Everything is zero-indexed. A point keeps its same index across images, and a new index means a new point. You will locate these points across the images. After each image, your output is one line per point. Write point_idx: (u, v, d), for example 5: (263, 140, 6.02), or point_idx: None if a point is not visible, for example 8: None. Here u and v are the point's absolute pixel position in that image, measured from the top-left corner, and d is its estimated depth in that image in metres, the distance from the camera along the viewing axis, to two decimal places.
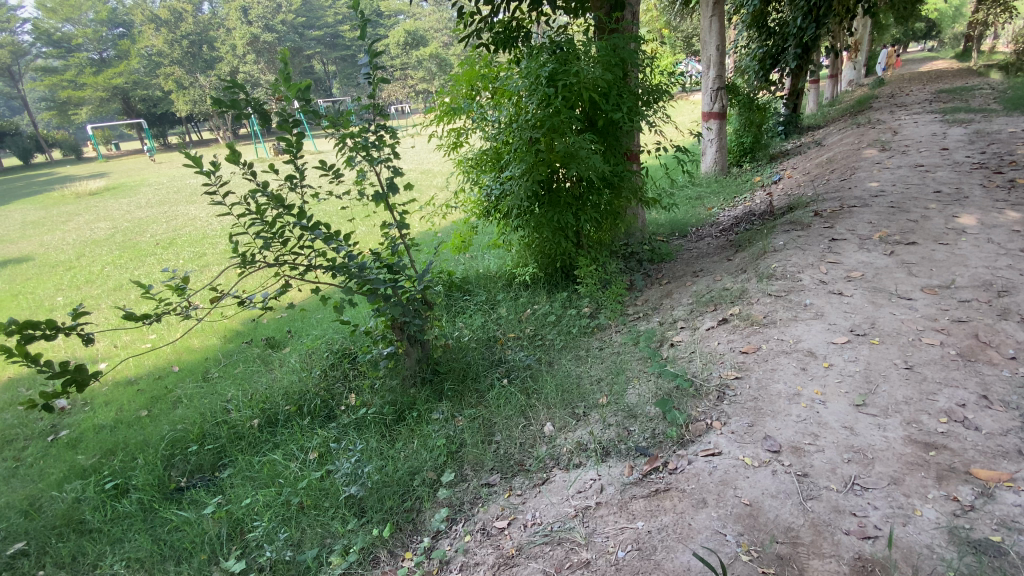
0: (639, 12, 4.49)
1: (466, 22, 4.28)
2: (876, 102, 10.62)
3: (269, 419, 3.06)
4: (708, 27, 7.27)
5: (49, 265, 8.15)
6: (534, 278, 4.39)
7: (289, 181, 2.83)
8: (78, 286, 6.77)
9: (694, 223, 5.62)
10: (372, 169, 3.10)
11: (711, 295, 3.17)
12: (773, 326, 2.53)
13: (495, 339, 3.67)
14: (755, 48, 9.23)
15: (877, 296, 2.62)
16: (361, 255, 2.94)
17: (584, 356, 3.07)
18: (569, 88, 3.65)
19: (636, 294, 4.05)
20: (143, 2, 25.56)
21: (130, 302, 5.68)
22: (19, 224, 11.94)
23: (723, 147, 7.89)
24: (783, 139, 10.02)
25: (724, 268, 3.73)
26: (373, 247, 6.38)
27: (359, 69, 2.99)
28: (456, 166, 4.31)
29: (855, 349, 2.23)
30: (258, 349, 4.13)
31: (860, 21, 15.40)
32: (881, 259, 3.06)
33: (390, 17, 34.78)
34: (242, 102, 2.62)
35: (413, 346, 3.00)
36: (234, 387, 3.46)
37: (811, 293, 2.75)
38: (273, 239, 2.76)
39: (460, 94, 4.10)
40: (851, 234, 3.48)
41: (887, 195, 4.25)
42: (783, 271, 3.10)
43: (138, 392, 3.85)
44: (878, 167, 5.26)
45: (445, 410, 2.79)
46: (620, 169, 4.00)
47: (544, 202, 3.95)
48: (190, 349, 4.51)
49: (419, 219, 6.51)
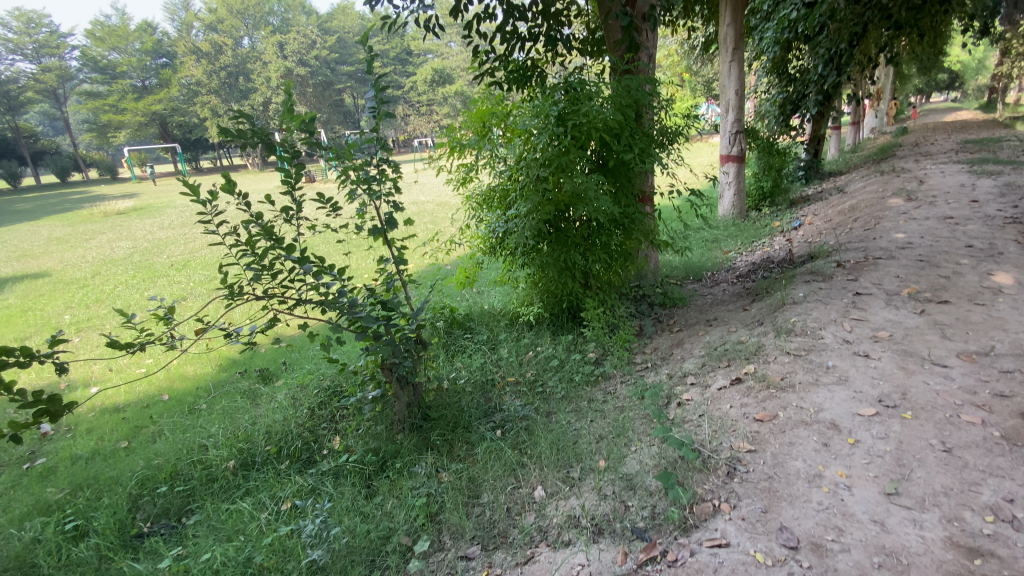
0: (655, 55, 4.39)
1: (481, 60, 4.27)
2: (901, 150, 10.44)
3: (246, 461, 2.90)
4: (727, 72, 7.25)
5: (64, 282, 8.26)
6: (539, 318, 4.23)
7: (284, 213, 2.73)
8: (87, 305, 6.80)
9: (710, 267, 5.43)
10: (371, 202, 3.00)
11: (724, 349, 2.95)
12: (792, 390, 2.30)
13: (493, 383, 3.49)
14: (774, 94, 9.17)
15: (908, 361, 2.38)
16: (353, 291, 2.81)
17: (585, 409, 2.86)
18: (579, 128, 3.56)
19: (646, 341, 3.83)
20: (185, 36, 27.02)
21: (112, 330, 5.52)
22: (46, 239, 12.30)
23: (742, 190, 7.76)
24: (804, 184, 9.85)
25: (739, 319, 3.52)
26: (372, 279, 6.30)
27: (365, 103, 2.92)
28: (464, 201, 4.21)
29: (883, 423, 1.99)
30: (251, 381, 4.00)
31: (883, 70, 15.38)
32: (911, 317, 2.82)
33: (418, 56, 36.24)
34: (245, 131, 2.56)
35: (403, 389, 2.81)
36: (217, 422, 3.32)
37: (834, 353, 2.52)
38: (262, 272, 2.64)
39: (471, 130, 4.02)
40: (877, 288, 3.26)
41: (915, 247, 4.03)
42: (803, 327, 2.88)
43: (123, 421, 3.73)
44: (904, 217, 5.04)
45: (429, 464, 2.59)
46: (631, 211, 3.86)
47: (551, 241, 3.81)
48: (183, 377, 4.41)
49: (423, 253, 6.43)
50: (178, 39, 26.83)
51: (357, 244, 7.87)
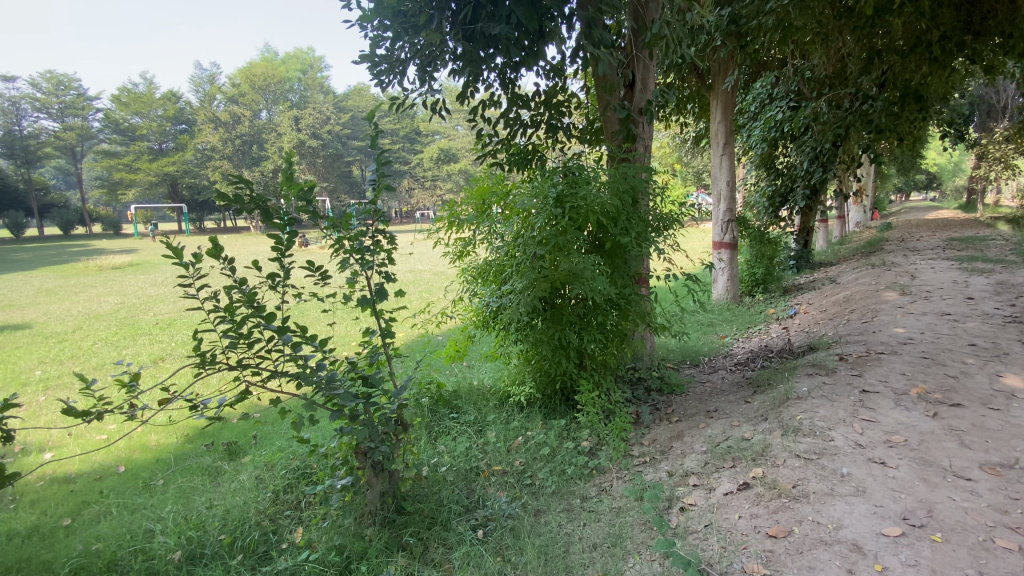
0: (651, 146, 4.55)
1: (483, 142, 4.40)
2: (889, 244, 10.74)
3: (193, 552, 2.58)
4: (719, 164, 7.57)
5: (41, 336, 7.99)
6: (530, 399, 4.01)
7: (270, 279, 2.63)
8: (60, 361, 6.52)
9: (707, 352, 5.31)
10: (362, 272, 2.91)
11: (729, 447, 2.75)
12: (806, 501, 2.08)
13: (478, 471, 3.24)
14: (763, 186, 9.54)
15: (927, 471, 2.19)
16: (334, 364, 2.65)
17: (575, 511, 2.66)
18: (577, 209, 3.59)
19: (643, 430, 3.61)
20: (207, 106, 28.52)
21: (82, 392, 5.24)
22: (34, 290, 12.12)
23: (735, 276, 7.83)
24: (796, 272, 10.01)
25: (741, 412, 3.35)
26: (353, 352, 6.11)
27: (367, 175, 2.91)
28: (459, 274, 4.14)
29: (911, 547, 1.77)
30: (217, 455, 3.70)
31: (865, 169, 16.22)
32: (924, 420, 2.67)
33: (427, 136, 38.22)
34: (242, 196, 2.52)
35: (377, 476, 2.58)
36: (171, 503, 3.01)
37: (847, 459, 2.33)
38: (239, 340, 2.49)
39: (470, 206, 4.03)
40: (884, 386, 3.12)
41: (917, 343, 3.94)
42: (810, 426, 2.70)
43: (68, 494, 3.38)
44: (901, 311, 5.02)
45: (398, 570, 2.34)
46: (627, 292, 3.79)
47: (545, 319, 3.71)
48: (144, 447, 4.08)
49: (411, 325, 6.29)
50: (200, 108, 28.31)
51: (343, 314, 7.74)
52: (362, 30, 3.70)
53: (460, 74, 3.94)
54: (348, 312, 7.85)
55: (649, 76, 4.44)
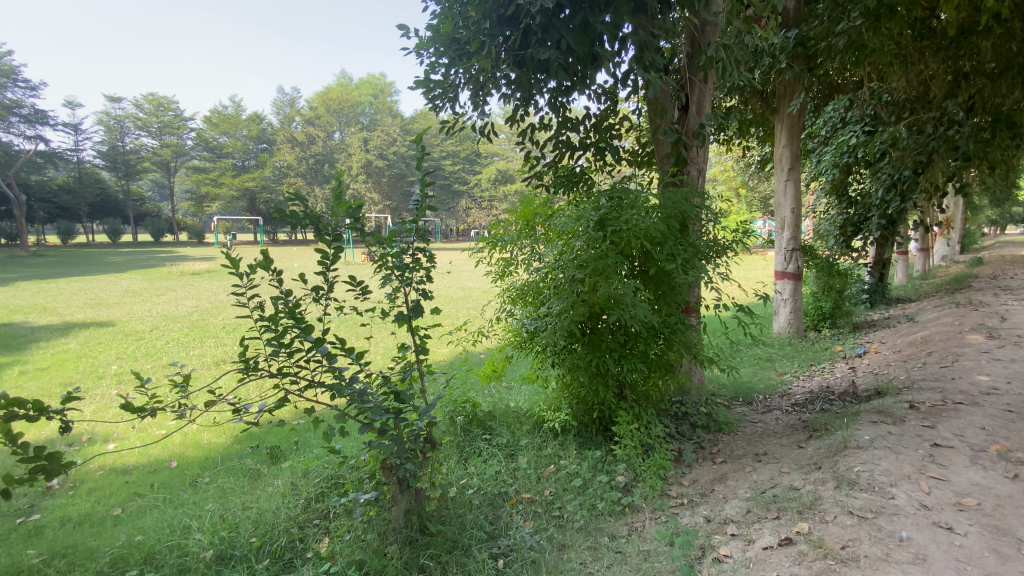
0: (704, 170, 4.41)
1: (531, 164, 4.43)
2: (979, 281, 9.75)
3: (224, 553, 2.68)
4: (782, 190, 7.21)
5: (124, 333, 8.74)
6: (565, 426, 3.92)
7: (314, 292, 2.73)
8: (135, 358, 7.09)
9: (762, 389, 4.98)
10: (400, 288, 2.97)
11: (774, 497, 2.54)
12: (855, 566, 1.86)
13: (506, 497, 3.20)
14: (833, 215, 8.96)
15: (1001, 542, 1.91)
16: (368, 378, 2.72)
17: (601, 550, 2.54)
18: (619, 234, 3.51)
19: (683, 470, 3.40)
20: (285, 127, 30.70)
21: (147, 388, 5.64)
22: (123, 291, 13.33)
23: (798, 309, 7.34)
24: (869, 308, 9.27)
25: (793, 457, 3.10)
26: (386, 367, 6.18)
27: (412, 194, 2.96)
28: (500, 294, 4.14)
29: None
30: (260, 458, 3.85)
31: (951, 199, 14.93)
32: (1004, 482, 2.34)
33: (486, 157, 39.21)
34: (297, 212, 2.64)
35: (402, 493, 2.60)
36: (213, 501, 3.17)
37: (908, 521, 2.07)
38: (280, 349, 2.60)
39: (513, 228, 4.04)
40: (959, 440, 2.78)
41: (1003, 394, 3.51)
42: (868, 480, 2.44)
43: (125, 484, 3.62)
44: (986, 356, 4.51)
45: None
46: (672, 321, 3.64)
47: (583, 345, 3.63)
48: (196, 444, 4.32)
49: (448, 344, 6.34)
50: (279, 129, 30.51)
51: (384, 328, 7.90)
52: (419, 57, 3.85)
53: (512, 98, 4.00)
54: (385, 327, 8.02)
55: (704, 100, 4.32)
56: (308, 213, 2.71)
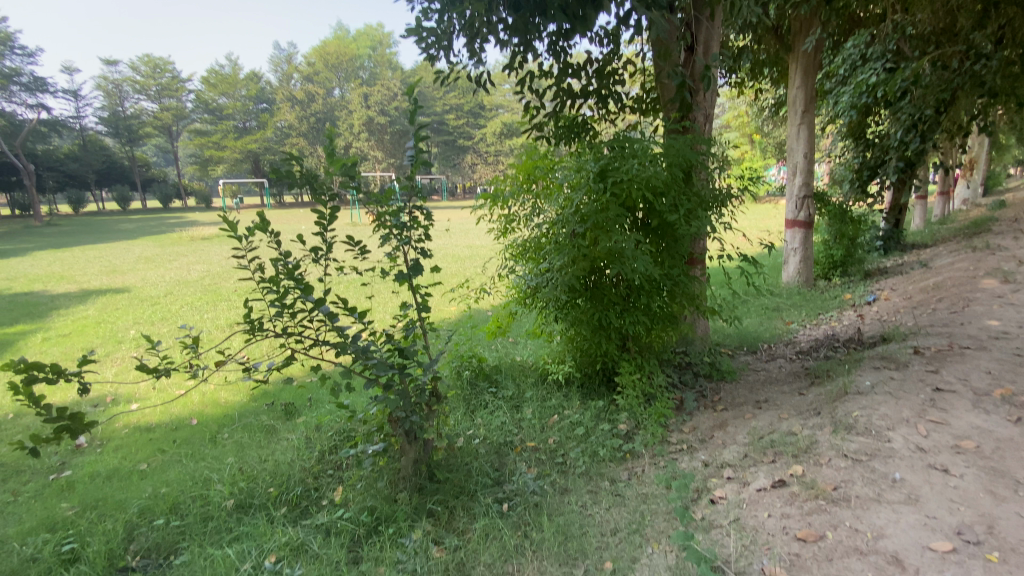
0: (711, 115, 4.25)
1: (531, 114, 4.30)
2: (999, 224, 9.47)
3: (244, 502, 2.83)
4: (796, 135, 6.95)
5: (139, 298, 8.93)
6: (569, 378, 3.99)
7: (313, 253, 2.74)
8: (152, 322, 7.27)
9: (767, 338, 4.99)
10: (399, 247, 2.95)
11: (772, 441, 2.58)
12: (846, 505, 1.90)
13: (511, 446, 3.31)
14: (849, 158, 8.64)
15: (995, 483, 1.93)
16: (371, 336, 2.76)
17: (601, 494, 2.63)
18: (620, 185, 3.44)
19: (685, 417, 3.47)
20: (284, 85, 29.94)
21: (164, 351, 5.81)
22: (136, 257, 13.52)
23: (809, 258, 7.22)
24: (882, 255, 9.11)
25: (794, 403, 3.14)
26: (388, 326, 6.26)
27: (407, 151, 2.90)
28: (502, 250, 4.13)
29: (960, 565, 1.55)
30: (275, 415, 3.99)
31: (976, 139, 14.30)
32: (1003, 425, 2.35)
33: (491, 110, 38.13)
34: (294, 172, 2.62)
35: (410, 444, 2.70)
36: (231, 455, 3.32)
37: (902, 463, 2.10)
38: (283, 310, 2.64)
39: (514, 182, 3.96)
40: (961, 385, 2.79)
41: (1011, 338, 3.48)
42: (867, 424, 2.47)
43: (149, 441, 3.80)
44: (998, 301, 4.43)
45: (424, 534, 2.44)
46: (675, 273, 3.61)
47: (585, 299, 3.64)
48: (214, 402, 4.49)
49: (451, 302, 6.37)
50: (278, 88, 29.80)
51: (387, 288, 7.95)
52: (410, 3, 3.68)
53: (510, 44, 3.83)
54: (385, 287, 8.06)
55: (712, 39, 4.09)
56: (304, 173, 2.68)
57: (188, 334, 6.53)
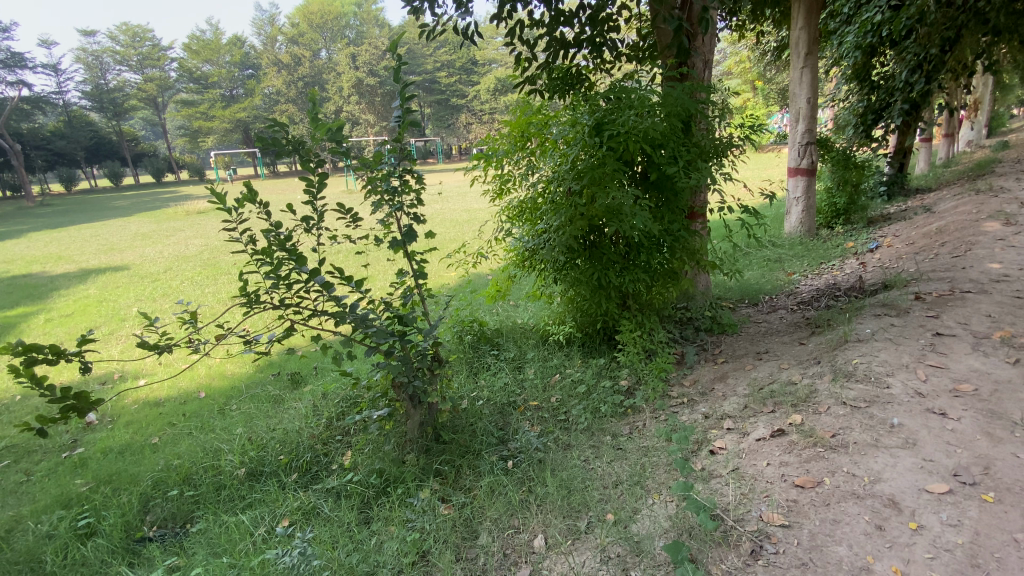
0: (710, 61, 4.08)
1: (522, 68, 4.13)
2: (1006, 165, 9.26)
3: (255, 470, 2.90)
4: (799, 79, 6.71)
5: (139, 276, 8.92)
6: (571, 337, 4.01)
7: (304, 223, 2.70)
8: (154, 298, 7.29)
9: (768, 290, 4.98)
10: (391, 213, 2.89)
11: (771, 392, 2.61)
12: (843, 452, 1.92)
13: (515, 406, 3.36)
14: (853, 102, 8.37)
15: (993, 425, 1.94)
16: (369, 304, 2.75)
17: (603, 448, 2.68)
18: (616, 139, 3.33)
19: (685, 371, 3.50)
20: (268, 49, 28.91)
21: (167, 326, 5.84)
22: (133, 235, 13.43)
23: (811, 207, 7.10)
24: (886, 201, 8.97)
25: (794, 353, 3.15)
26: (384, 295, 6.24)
27: (393, 112, 2.81)
28: (498, 212, 4.06)
29: (956, 506, 1.57)
30: (281, 384, 4.05)
31: (985, 76, 13.82)
32: (1003, 367, 2.35)
33: (484, 67, 36.89)
34: (280, 138, 2.54)
35: (415, 408, 2.74)
36: (240, 426, 3.38)
37: (901, 409, 2.12)
38: (278, 282, 2.62)
39: (508, 141, 3.85)
40: (962, 329, 2.78)
41: (1014, 280, 3.45)
42: (866, 371, 2.48)
43: (159, 415, 3.87)
44: (1001, 243, 4.37)
45: (432, 492, 2.50)
46: (674, 228, 3.55)
47: (584, 258, 3.60)
48: (221, 375, 4.54)
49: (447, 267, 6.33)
50: (262, 52, 28.81)
51: (382, 256, 7.89)
52: None
53: None
54: (379, 255, 8.00)
55: None
56: (290, 139, 2.60)
57: (191, 309, 6.56)
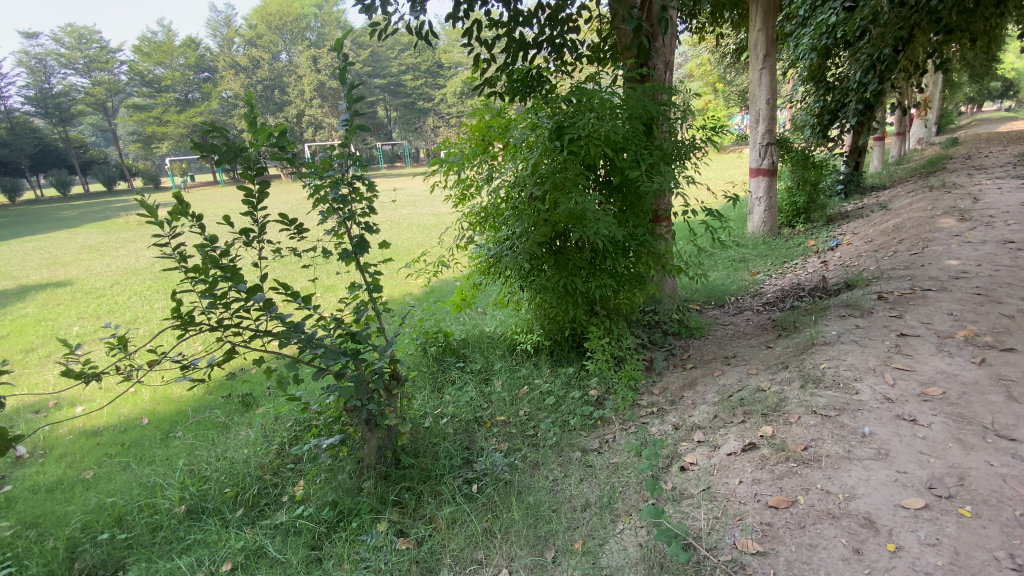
0: (672, 62, 4.04)
1: (481, 70, 4.00)
2: (953, 162, 9.65)
3: (195, 506, 2.65)
4: (758, 80, 6.79)
5: (83, 291, 8.36)
6: (538, 346, 3.89)
7: (243, 236, 2.49)
8: (98, 316, 6.82)
9: (734, 291, 4.97)
10: (341, 223, 2.70)
11: (741, 400, 2.53)
12: (817, 467, 1.84)
13: (481, 422, 3.21)
14: (810, 103, 8.56)
15: (964, 431, 1.90)
16: (317, 322, 2.55)
17: (573, 465, 2.56)
18: (577, 142, 3.22)
19: (654, 378, 3.42)
20: (225, 51, 27.93)
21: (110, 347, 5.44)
22: (79, 247, 12.66)
23: (773, 206, 7.20)
24: (843, 199, 9.20)
25: (762, 357, 3.11)
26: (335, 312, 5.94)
27: (340, 115, 2.63)
28: (460, 219, 3.91)
29: (933, 523, 1.51)
30: (232, 407, 3.78)
31: (931, 78, 14.46)
32: (967, 368, 2.34)
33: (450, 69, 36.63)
34: (218, 145, 2.36)
35: (371, 432, 2.56)
36: (183, 456, 3.11)
37: (871, 416, 2.07)
38: (215, 302, 2.40)
39: (468, 144, 3.71)
40: (925, 329, 2.78)
41: (971, 277, 3.50)
42: (834, 376, 2.44)
43: (95, 446, 3.55)
44: (956, 240, 4.46)
45: (390, 525, 2.33)
46: (640, 232, 3.47)
47: (549, 265, 3.48)
48: (167, 399, 4.23)
49: (406, 278, 6.10)
50: (219, 55, 27.80)
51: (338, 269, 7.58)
52: None
53: None
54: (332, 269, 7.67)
55: None
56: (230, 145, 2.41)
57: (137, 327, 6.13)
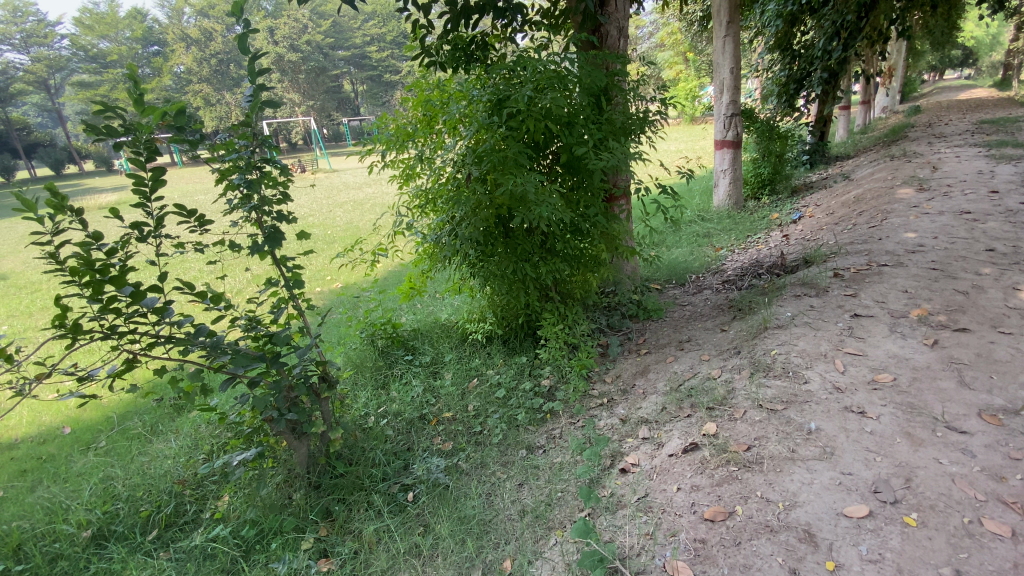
0: (626, 29, 3.80)
1: (420, 38, 3.65)
2: (914, 130, 9.68)
3: (103, 531, 2.41)
4: (721, 48, 6.54)
5: (17, 286, 7.76)
6: (491, 335, 3.68)
7: (136, 230, 2.17)
8: (30, 313, 6.32)
9: (695, 268, 4.84)
10: (251, 213, 2.42)
11: (690, 392, 2.40)
12: (758, 470, 1.72)
13: (426, 420, 3.04)
14: (776, 72, 8.40)
15: (913, 423, 1.79)
16: (228, 323, 2.28)
17: (513, 467, 2.41)
18: (518, 118, 2.96)
19: (607, 365, 3.27)
20: (173, 23, 26.09)
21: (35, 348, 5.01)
22: (18, 238, 11.76)
23: (737, 179, 7.05)
24: (808, 169, 9.16)
25: (715, 342, 2.99)
26: None
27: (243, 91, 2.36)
28: (402, 202, 3.63)
29: (876, 535, 1.40)
30: (161, 413, 3.50)
31: (895, 45, 14.49)
32: (919, 351, 2.24)
33: None
34: (113, 125, 2.06)
35: (298, 441, 2.34)
36: (97, 472, 2.83)
37: (818, 409, 1.95)
38: (104, 306, 2.08)
39: (406, 120, 3.41)
40: (878, 308, 2.68)
41: (926, 251, 3.42)
42: (784, 364, 2.32)
43: (9, 461, 3.23)
44: (914, 211, 4.40)
45: (315, 542, 2.15)
46: (591, 212, 3.25)
47: (497, 249, 3.24)
48: (93, 406, 3.91)
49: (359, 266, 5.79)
50: (168, 26, 25.93)
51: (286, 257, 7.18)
52: None
53: None
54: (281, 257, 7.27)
55: None
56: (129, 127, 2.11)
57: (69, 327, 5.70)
